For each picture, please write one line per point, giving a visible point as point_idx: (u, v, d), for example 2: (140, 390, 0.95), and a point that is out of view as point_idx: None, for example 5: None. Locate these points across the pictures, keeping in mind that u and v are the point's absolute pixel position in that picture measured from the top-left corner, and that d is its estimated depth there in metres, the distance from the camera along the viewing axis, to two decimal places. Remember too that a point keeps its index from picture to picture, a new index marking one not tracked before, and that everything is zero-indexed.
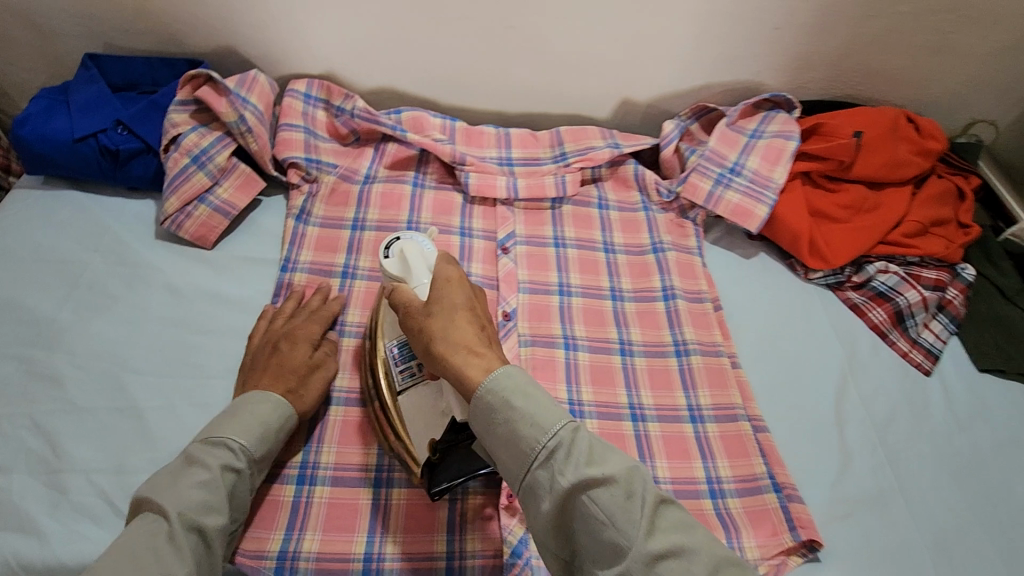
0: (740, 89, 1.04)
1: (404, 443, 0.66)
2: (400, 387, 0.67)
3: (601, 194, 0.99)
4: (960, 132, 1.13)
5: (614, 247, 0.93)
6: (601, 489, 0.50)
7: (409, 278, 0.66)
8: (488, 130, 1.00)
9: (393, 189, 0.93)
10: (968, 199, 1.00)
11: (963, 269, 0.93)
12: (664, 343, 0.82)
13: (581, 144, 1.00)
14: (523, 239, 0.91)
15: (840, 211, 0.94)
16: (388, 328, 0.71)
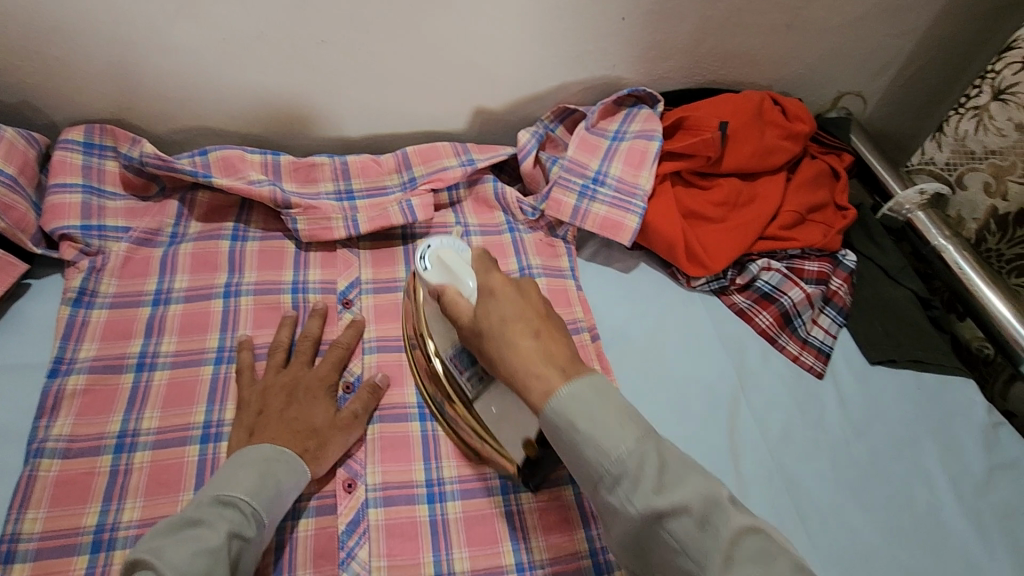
0: (598, 86, 0.96)
1: (490, 444, 0.63)
2: (472, 395, 0.63)
3: (460, 219, 0.89)
4: (831, 106, 1.10)
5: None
6: (674, 520, 0.46)
7: (455, 281, 0.62)
8: (322, 160, 0.86)
9: (206, 248, 0.77)
10: (841, 178, 0.96)
11: (843, 257, 0.89)
12: None
13: (432, 167, 0.88)
14: (370, 286, 0.79)
15: (714, 210, 0.87)
16: (432, 324, 0.66)
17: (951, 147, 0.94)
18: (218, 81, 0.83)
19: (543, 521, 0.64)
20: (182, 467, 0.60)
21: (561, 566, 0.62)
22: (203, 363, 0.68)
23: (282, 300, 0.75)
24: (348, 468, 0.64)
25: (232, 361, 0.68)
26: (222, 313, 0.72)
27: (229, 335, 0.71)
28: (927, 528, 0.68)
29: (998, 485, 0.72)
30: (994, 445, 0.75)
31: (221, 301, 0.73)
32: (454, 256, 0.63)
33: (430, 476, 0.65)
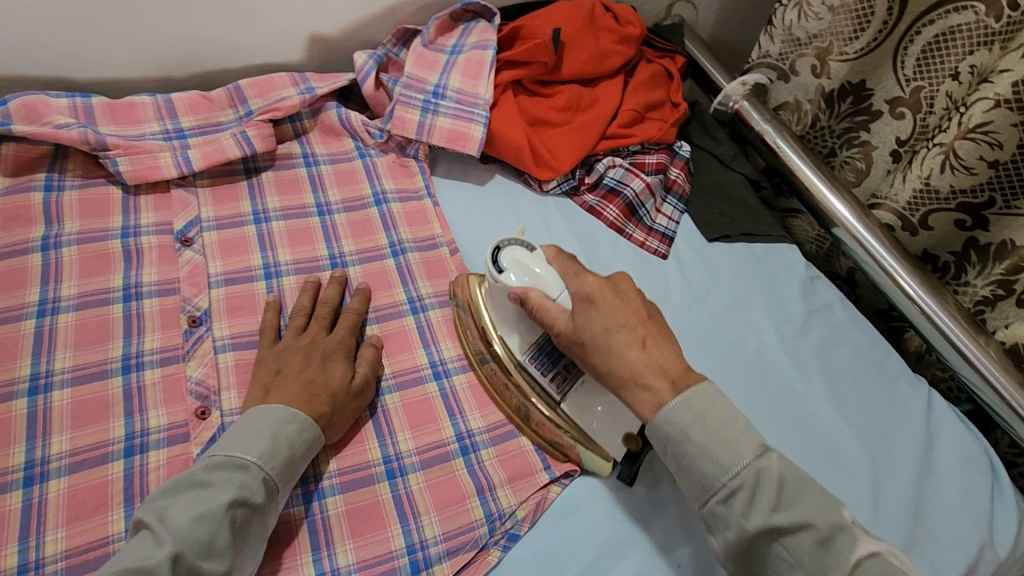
0: (434, 3, 0.95)
1: (565, 427, 0.62)
2: (559, 395, 0.63)
3: (306, 149, 0.86)
4: (666, 15, 1.16)
5: (329, 208, 0.81)
6: (732, 484, 0.51)
7: (546, 286, 0.62)
8: (142, 100, 0.80)
9: (14, 203, 0.71)
10: (676, 78, 1.03)
11: (679, 147, 0.96)
12: (399, 302, 0.73)
13: (268, 98, 0.83)
14: (212, 224, 0.75)
15: (557, 115, 0.91)
16: (505, 326, 0.65)
17: (782, 37, 0.98)
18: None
19: (409, 415, 0.64)
20: (10, 421, 0.57)
21: (428, 454, 0.62)
22: (23, 317, 0.63)
23: (112, 246, 0.70)
24: (196, 394, 0.61)
25: (58, 312, 0.64)
26: (42, 266, 0.67)
27: (52, 287, 0.66)
28: (755, 367, 0.77)
29: (814, 326, 0.82)
30: (812, 294, 0.86)
31: (39, 254, 0.68)
32: (527, 255, 0.65)
33: None
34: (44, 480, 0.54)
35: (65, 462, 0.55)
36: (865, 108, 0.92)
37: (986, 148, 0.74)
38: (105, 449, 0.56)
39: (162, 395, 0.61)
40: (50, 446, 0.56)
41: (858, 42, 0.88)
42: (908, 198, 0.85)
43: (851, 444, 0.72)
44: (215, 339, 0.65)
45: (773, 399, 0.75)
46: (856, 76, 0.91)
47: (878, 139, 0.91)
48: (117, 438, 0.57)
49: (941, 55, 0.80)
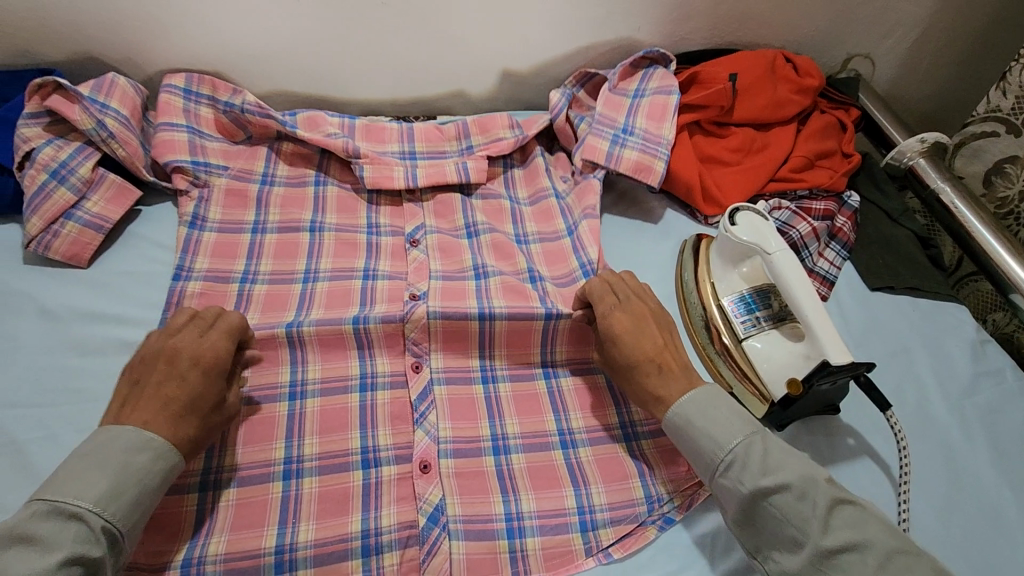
0: (626, 46, 1.06)
1: (752, 383, 0.74)
2: (744, 334, 0.75)
3: (511, 189, 0.96)
4: (841, 68, 1.19)
5: (526, 238, 0.90)
6: (778, 494, 0.57)
7: (764, 242, 0.73)
8: (391, 125, 0.95)
9: (295, 192, 0.88)
10: (849, 130, 1.05)
11: (848, 197, 0.97)
12: (573, 272, 0.84)
13: (489, 136, 0.95)
14: (435, 230, 0.87)
15: (729, 155, 0.97)
16: (716, 270, 0.81)
17: (1016, 93, 0.95)
18: (292, 41, 0.95)
19: (580, 398, 0.73)
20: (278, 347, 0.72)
21: (596, 434, 0.70)
22: (293, 280, 0.80)
23: (359, 239, 0.86)
24: (413, 352, 0.73)
25: (316, 280, 0.80)
26: (309, 244, 0.84)
27: (314, 261, 0.82)
28: (915, 418, 0.77)
29: (983, 388, 0.81)
30: (981, 357, 0.84)
31: (308, 234, 0.84)
32: (762, 221, 0.76)
33: (485, 363, 0.75)
34: (302, 396, 0.69)
35: (318, 387, 0.70)
36: None
37: None
38: (345, 382, 0.71)
39: (385, 344, 0.74)
40: (308, 372, 0.71)
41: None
42: None
43: (1013, 510, 0.71)
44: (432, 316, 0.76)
45: (932, 452, 0.75)
46: None
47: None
48: (353, 375, 0.72)
49: None
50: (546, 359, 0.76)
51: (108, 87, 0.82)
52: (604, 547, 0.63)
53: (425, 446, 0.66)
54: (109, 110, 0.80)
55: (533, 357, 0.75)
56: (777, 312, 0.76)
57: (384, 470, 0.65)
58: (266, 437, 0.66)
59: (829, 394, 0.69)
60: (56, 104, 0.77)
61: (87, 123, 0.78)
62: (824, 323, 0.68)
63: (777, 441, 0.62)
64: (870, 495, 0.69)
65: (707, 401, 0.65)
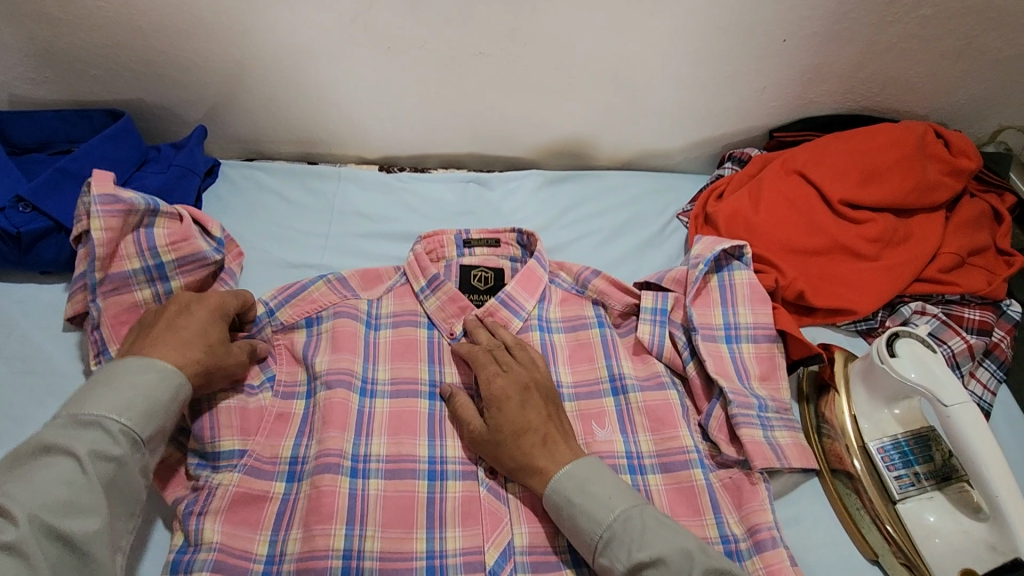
0: (743, 107, 0.93)
1: (909, 557, 0.61)
2: (899, 495, 0.62)
3: (614, 364, 0.73)
4: (988, 140, 1.03)
5: (623, 382, 0.72)
6: (654, 570, 0.52)
7: (936, 387, 0.60)
8: None
9: (405, 337, 0.73)
10: (1005, 220, 0.90)
11: (1008, 306, 0.82)
12: (685, 447, 0.67)
13: (583, 363, 0.74)
14: None
15: (865, 246, 0.84)
16: (863, 405, 0.67)
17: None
18: (376, 86, 0.87)
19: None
20: (334, 497, 0.59)
21: None
22: (353, 388, 0.66)
23: (420, 407, 0.68)
24: (490, 486, 0.63)
25: (376, 395, 0.68)
26: (358, 413, 0.66)
27: (372, 367, 0.70)
28: None
29: None
30: None
31: (427, 332, 0.74)
32: (928, 354, 0.62)
33: None
34: (366, 476, 0.62)
35: (377, 563, 0.58)
36: None
37: None
38: (410, 562, 0.58)
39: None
40: (369, 482, 0.62)
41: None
42: None
43: None
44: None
45: None
46: None
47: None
48: (419, 552, 0.59)
49: None
50: None
51: (188, 255, 0.68)
52: None
53: None
54: (160, 283, 0.67)
55: None
56: (938, 466, 0.64)
57: None
58: None
59: None
60: (103, 263, 0.65)
61: (131, 298, 0.66)
62: (1021, 508, 0.55)
63: (657, 512, 0.56)
64: None
65: (588, 472, 0.58)
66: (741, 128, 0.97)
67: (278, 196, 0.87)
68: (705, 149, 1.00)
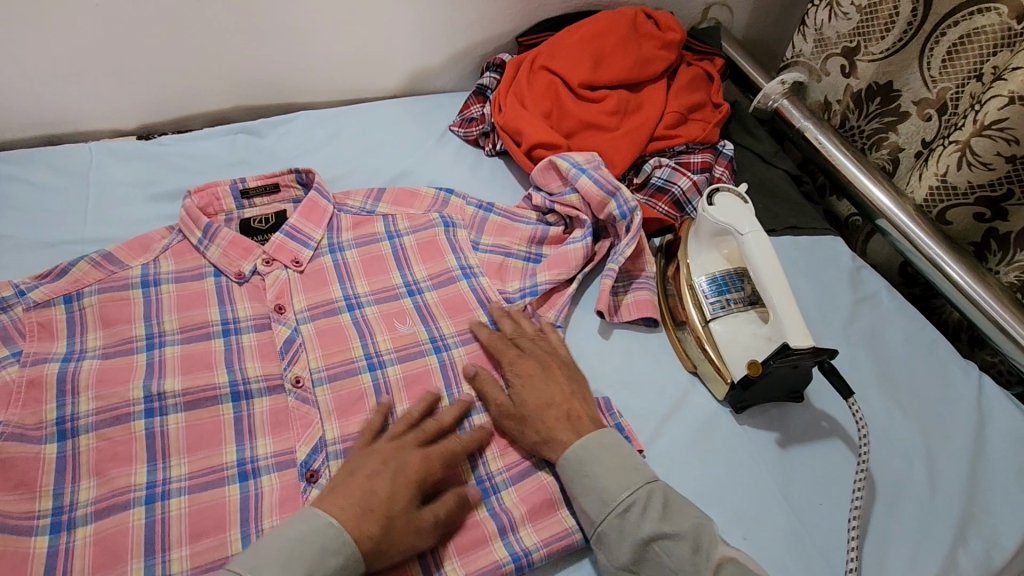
0: (482, 17, 1.01)
1: (712, 358, 0.73)
2: (712, 315, 0.74)
3: (406, 274, 0.79)
4: (702, 18, 1.20)
5: (418, 286, 0.78)
6: (671, 543, 0.56)
7: (735, 225, 0.72)
8: (274, 276, 0.76)
9: (190, 288, 0.73)
10: (715, 79, 1.07)
11: (722, 146, 0.99)
12: (478, 323, 0.75)
13: (377, 283, 0.78)
14: (307, 313, 0.74)
15: (606, 119, 0.95)
16: (694, 252, 0.79)
17: (814, 36, 1.05)
18: (103, 51, 0.84)
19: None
20: (132, 441, 0.61)
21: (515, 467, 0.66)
22: (134, 350, 0.67)
23: (215, 347, 0.69)
24: (296, 396, 0.67)
25: (165, 345, 0.69)
26: (148, 365, 0.67)
27: (155, 322, 0.70)
28: None
29: (861, 313, 0.85)
30: (858, 283, 0.89)
31: (213, 279, 0.75)
32: (739, 204, 0.74)
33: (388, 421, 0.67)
34: (163, 414, 0.63)
35: (185, 484, 0.60)
36: (892, 108, 0.98)
37: (1002, 144, 0.81)
38: (221, 473, 0.61)
39: (257, 351, 0.69)
40: (167, 419, 0.63)
41: (885, 42, 0.94)
42: (926, 195, 0.92)
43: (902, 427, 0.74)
44: (312, 370, 0.69)
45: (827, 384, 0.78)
46: (884, 77, 0.97)
47: (906, 138, 0.97)
48: (230, 464, 0.62)
49: (962, 58, 0.86)
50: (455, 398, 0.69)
51: None
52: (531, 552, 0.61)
53: None
54: None
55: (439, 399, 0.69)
56: (748, 295, 0.75)
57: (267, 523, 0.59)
58: (117, 560, 0.56)
59: (789, 379, 0.68)
60: None
61: None
62: (789, 304, 0.67)
63: (678, 491, 0.61)
64: (823, 476, 0.69)
65: (612, 446, 0.62)
66: (488, 39, 1.05)
67: (23, 182, 0.82)
68: (465, 63, 1.07)
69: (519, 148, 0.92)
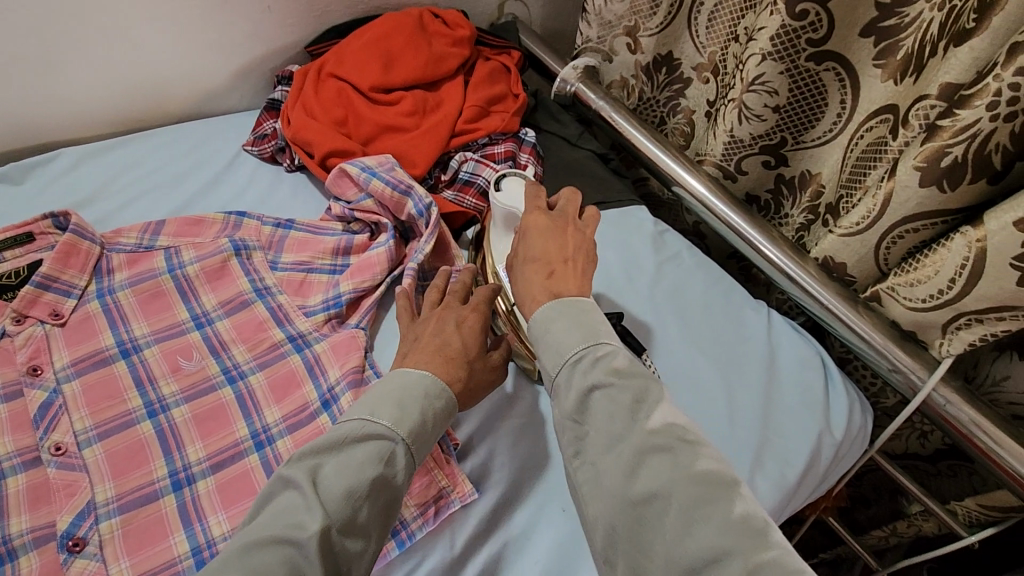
0: (260, 30, 0.96)
1: (522, 342, 0.72)
2: (514, 298, 0.73)
3: (195, 306, 0.74)
4: (499, 15, 1.23)
5: (208, 317, 0.73)
6: (609, 392, 0.51)
7: (514, 205, 0.74)
8: (30, 332, 0.67)
9: None
10: (513, 71, 1.09)
11: (524, 134, 1.02)
12: (278, 343, 0.71)
13: (162, 324, 0.71)
14: (71, 369, 0.66)
15: (404, 120, 0.94)
16: (496, 238, 0.79)
17: (597, 22, 1.09)
18: None
19: (222, 496, 0.59)
20: None
21: None
22: None
23: None
24: (58, 464, 0.58)
25: None
26: None
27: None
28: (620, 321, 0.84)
29: (666, 273, 0.91)
30: (661, 246, 0.94)
31: None
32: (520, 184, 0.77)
33: (175, 466, 0.60)
34: None
35: None
36: (677, 77, 1.06)
37: (766, 96, 0.86)
38: None
39: (5, 424, 0.60)
40: None
41: (656, 18, 1.00)
42: (723, 150, 0.97)
43: (705, 371, 0.80)
44: (77, 433, 0.61)
45: None
46: (664, 49, 1.04)
47: (694, 100, 1.05)
48: None
49: (722, 22, 0.93)
50: (254, 428, 0.64)
51: None
52: None
53: None
54: None
55: (237, 432, 0.63)
56: None
57: None
58: None
59: None
60: None
61: None
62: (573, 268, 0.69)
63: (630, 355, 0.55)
64: None
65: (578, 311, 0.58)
66: (274, 51, 1.00)
67: None
68: (254, 79, 1.02)
69: (314, 160, 0.89)
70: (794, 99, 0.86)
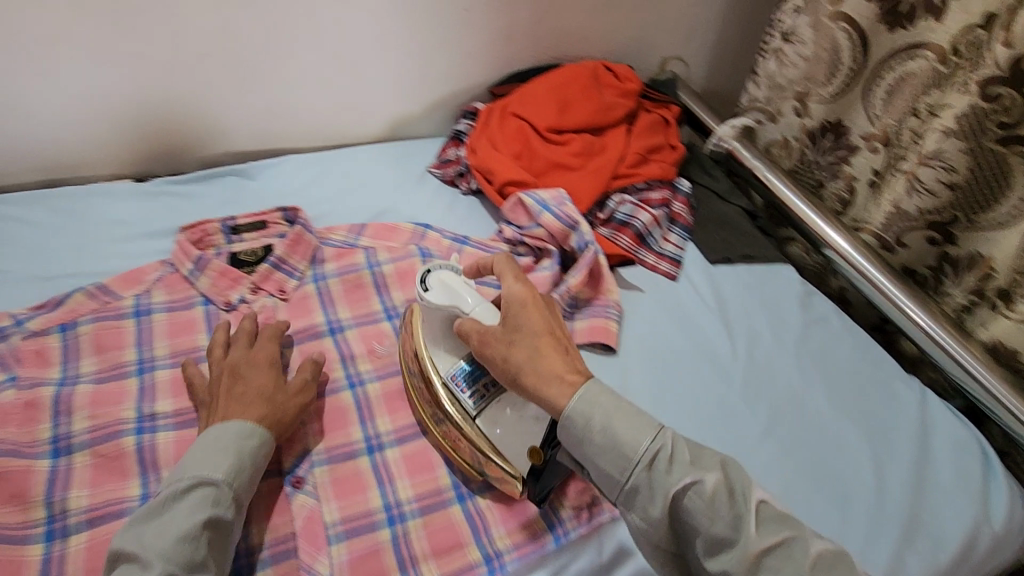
0: (457, 71, 1.11)
1: (494, 457, 0.65)
2: (475, 410, 0.66)
3: (386, 301, 0.85)
4: (660, 71, 1.32)
5: (396, 311, 0.84)
6: None
7: (461, 302, 0.66)
8: (262, 303, 0.82)
9: (180, 316, 0.78)
10: (672, 124, 1.16)
11: (680, 184, 1.08)
12: None
13: (359, 310, 0.83)
14: (291, 337, 0.79)
15: (572, 159, 1.03)
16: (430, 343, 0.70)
17: (767, 84, 1.15)
18: (98, 100, 0.91)
19: (408, 465, 0.69)
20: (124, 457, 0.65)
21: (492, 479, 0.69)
22: (125, 375, 0.72)
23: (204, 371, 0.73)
24: None
25: (155, 369, 0.73)
26: (139, 389, 0.71)
27: (146, 348, 0.74)
28: (766, 373, 0.86)
29: (812, 333, 0.92)
30: (809, 307, 0.95)
31: (203, 308, 0.79)
32: (454, 278, 0.68)
33: (367, 433, 0.72)
34: (153, 432, 0.68)
35: None
36: (843, 143, 1.05)
37: (943, 172, 0.87)
38: None
39: None
40: (157, 436, 0.68)
41: (832, 85, 1.03)
42: (885, 220, 0.98)
43: (851, 434, 0.80)
44: None
45: (780, 394, 0.83)
46: (834, 116, 1.05)
47: (858, 169, 1.04)
48: None
49: (902, 96, 0.94)
50: None
51: None
52: (501, 554, 0.63)
53: (307, 513, 0.64)
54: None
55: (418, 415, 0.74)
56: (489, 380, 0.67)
57: (254, 534, 0.62)
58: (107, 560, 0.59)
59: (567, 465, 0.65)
60: None
61: None
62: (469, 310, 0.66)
63: None
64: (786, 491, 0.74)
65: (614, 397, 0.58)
66: (463, 89, 1.14)
67: (25, 222, 0.87)
68: (443, 112, 1.16)
69: (493, 187, 1.00)
70: (975, 178, 0.86)
